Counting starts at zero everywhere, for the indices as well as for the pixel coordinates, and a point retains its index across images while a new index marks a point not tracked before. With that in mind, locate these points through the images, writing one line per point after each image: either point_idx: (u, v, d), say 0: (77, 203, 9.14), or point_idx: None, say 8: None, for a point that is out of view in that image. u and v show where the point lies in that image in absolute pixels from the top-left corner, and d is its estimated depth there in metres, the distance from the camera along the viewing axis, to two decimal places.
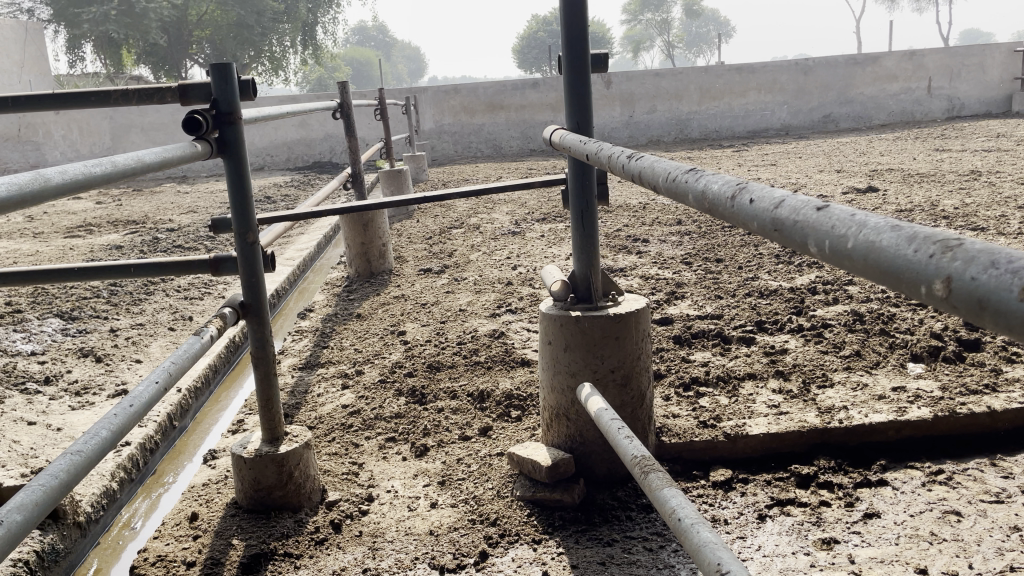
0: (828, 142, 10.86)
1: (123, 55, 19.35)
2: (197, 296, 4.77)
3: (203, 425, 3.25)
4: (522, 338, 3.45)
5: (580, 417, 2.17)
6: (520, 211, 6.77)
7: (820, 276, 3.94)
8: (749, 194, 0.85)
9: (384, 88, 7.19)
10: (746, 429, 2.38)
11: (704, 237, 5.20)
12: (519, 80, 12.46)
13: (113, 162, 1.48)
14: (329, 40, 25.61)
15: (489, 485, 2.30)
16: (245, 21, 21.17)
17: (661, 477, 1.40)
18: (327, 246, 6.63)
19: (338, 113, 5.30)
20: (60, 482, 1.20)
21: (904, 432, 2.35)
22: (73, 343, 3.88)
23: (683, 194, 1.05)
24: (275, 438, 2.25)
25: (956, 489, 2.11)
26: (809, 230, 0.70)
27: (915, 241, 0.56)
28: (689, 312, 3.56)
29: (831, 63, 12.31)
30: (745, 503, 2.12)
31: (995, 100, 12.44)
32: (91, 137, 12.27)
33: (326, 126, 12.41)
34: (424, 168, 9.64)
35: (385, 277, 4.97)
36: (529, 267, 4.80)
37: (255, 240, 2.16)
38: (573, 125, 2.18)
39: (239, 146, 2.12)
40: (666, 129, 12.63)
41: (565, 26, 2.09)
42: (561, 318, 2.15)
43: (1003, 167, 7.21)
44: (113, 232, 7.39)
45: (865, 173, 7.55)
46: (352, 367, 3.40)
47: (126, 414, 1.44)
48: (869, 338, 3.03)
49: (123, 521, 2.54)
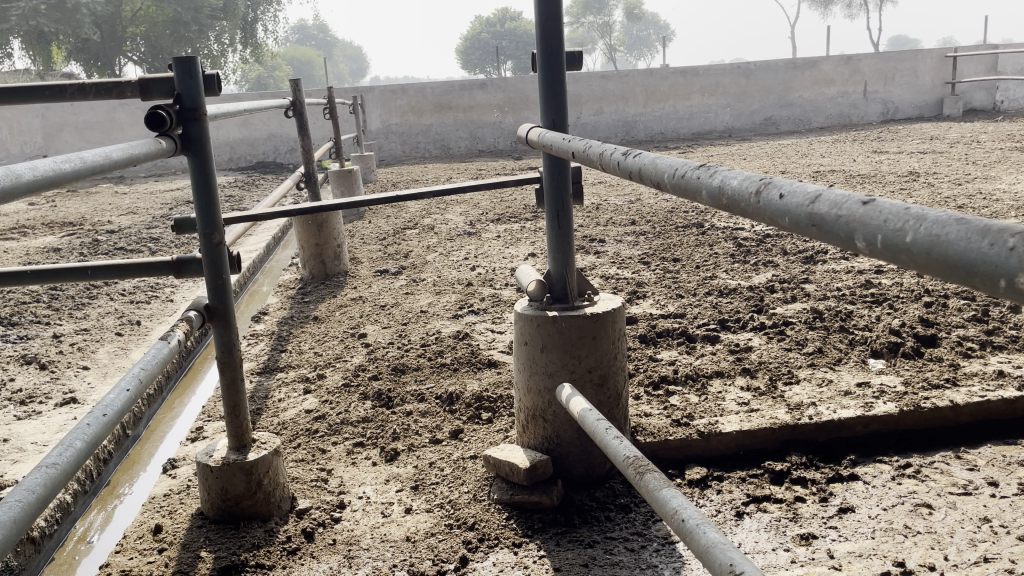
0: (770, 144, 11.09)
1: (53, 52, 18.70)
2: (145, 300, 4.61)
3: (158, 433, 3.14)
4: (487, 339, 3.42)
5: (558, 417, 2.15)
6: (474, 212, 6.73)
7: (776, 275, 4.01)
8: (777, 189, 0.84)
9: (332, 87, 7.05)
10: (719, 426, 2.39)
11: (659, 238, 5.23)
12: (467, 80, 12.42)
13: (81, 158, 1.40)
14: (268, 40, 25.20)
15: (465, 489, 2.27)
16: (182, 18, 20.61)
17: (658, 477, 1.39)
18: (277, 248, 6.50)
19: (289, 113, 5.18)
20: (38, 497, 1.12)
21: (871, 427, 2.39)
22: (14, 350, 3.70)
23: (695, 190, 1.03)
24: (243, 446, 2.16)
25: (925, 481, 2.15)
26: (855, 225, 0.69)
27: (987, 236, 0.56)
28: (652, 311, 3.58)
29: (771, 67, 12.57)
30: (723, 501, 2.13)
31: (927, 104, 12.87)
32: (22, 136, 11.78)
33: (270, 125, 12.17)
34: (372, 168, 9.52)
35: (340, 278, 4.87)
36: (487, 268, 4.76)
37: (220, 241, 2.08)
38: (548, 124, 2.15)
39: (204, 143, 2.04)
40: (613, 130, 12.75)
41: (538, 22, 2.07)
42: (537, 318, 2.13)
43: (939, 168, 7.45)
44: (48, 234, 7.11)
45: (809, 174, 7.72)
46: (313, 371, 3.32)
47: (100, 424, 1.36)
48: (829, 335, 3.09)
49: (79, 535, 2.43)
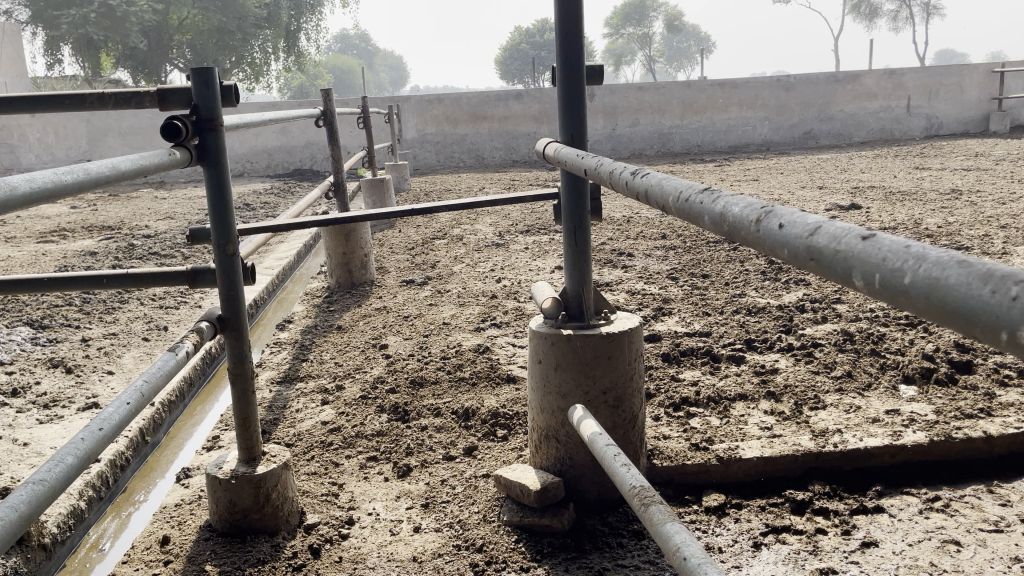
0: (808, 158, 10.91)
1: (102, 59, 19.20)
2: (173, 305, 4.65)
3: (177, 441, 3.14)
4: (507, 353, 3.38)
5: (571, 439, 2.10)
6: (504, 223, 6.71)
7: (807, 294, 3.91)
8: (778, 218, 0.78)
9: (366, 97, 7.08)
10: (738, 451, 2.31)
11: (689, 252, 5.15)
12: (503, 91, 12.43)
13: (86, 170, 1.40)
14: (311, 49, 25.58)
15: (475, 508, 2.22)
16: (227, 27, 20.92)
17: (663, 510, 1.34)
18: (307, 255, 6.53)
19: (321, 122, 5.21)
20: (20, 515, 1.11)
21: (899, 456, 2.30)
22: (42, 353, 3.75)
23: (698, 216, 0.98)
24: (252, 458, 2.15)
25: (954, 516, 2.06)
26: (854, 261, 0.64)
27: (990, 281, 0.50)
28: (676, 329, 3.50)
29: (811, 80, 12.40)
30: (740, 531, 2.06)
31: (972, 119, 12.56)
32: (67, 140, 12.05)
33: (307, 133, 12.31)
34: (405, 177, 9.55)
35: (366, 288, 4.87)
36: (512, 280, 4.73)
37: (234, 252, 2.07)
38: (567, 138, 2.11)
39: (220, 155, 2.03)
40: (648, 142, 12.67)
41: (559, 32, 2.03)
42: (552, 336, 2.08)
43: (983, 186, 7.25)
44: (87, 237, 7.25)
45: (847, 190, 7.56)
46: (333, 381, 3.30)
47: (95, 438, 1.35)
48: (860, 359, 2.99)
49: (91, 542, 2.44)
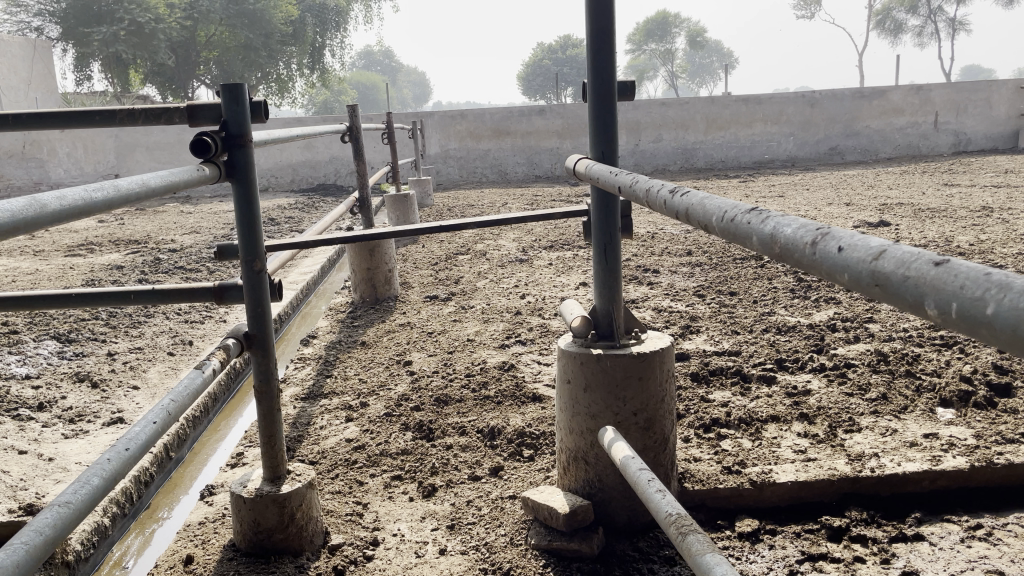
0: (834, 174, 10.78)
1: (131, 75, 19.51)
2: (198, 320, 4.67)
3: (201, 457, 3.13)
4: (533, 371, 3.34)
5: (600, 461, 2.05)
6: (527, 238, 6.69)
7: (838, 313, 3.84)
8: (836, 240, 0.74)
9: (391, 113, 7.08)
10: (772, 476, 2.26)
11: (716, 270, 5.09)
12: (525, 106, 12.46)
13: (116, 187, 1.38)
14: (336, 65, 25.81)
15: (502, 531, 2.18)
16: (253, 44, 21.12)
17: (701, 540, 1.30)
18: (331, 270, 6.54)
19: (346, 138, 5.20)
20: (46, 538, 1.08)
21: (938, 483, 2.23)
22: (69, 367, 3.77)
23: (745, 237, 0.94)
24: (277, 476, 2.12)
25: (998, 546, 1.99)
26: (926, 288, 0.60)
27: None
28: (705, 347, 3.45)
29: (836, 96, 12.32)
30: (775, 558, 2.00)
31: (1001, 135, 12.37)
32: (96, 154, 12.25)
33: (331, 149, 12.39)
34: (429, 193, 9.57)
35: (390, 303, 4.86)
36: (537, 296, 4.70)
37: (262, 268, 2.05)
38: (597, 155, 2.08)
39: (249, 171, 2.01)
40: (671, 158, 12.63)
41: (591, 49, 1.99)
42: (580, 355, 2.05)
43: (1015, 203, 7.12)
44: (114, 251, 7.32)
45: (875, 207, 7.45)
46: (357, 399, 3.28)
47: (121, 458, 1.32)
48: (894, 380, 2.92)
49: (115, 559, 2.43)
